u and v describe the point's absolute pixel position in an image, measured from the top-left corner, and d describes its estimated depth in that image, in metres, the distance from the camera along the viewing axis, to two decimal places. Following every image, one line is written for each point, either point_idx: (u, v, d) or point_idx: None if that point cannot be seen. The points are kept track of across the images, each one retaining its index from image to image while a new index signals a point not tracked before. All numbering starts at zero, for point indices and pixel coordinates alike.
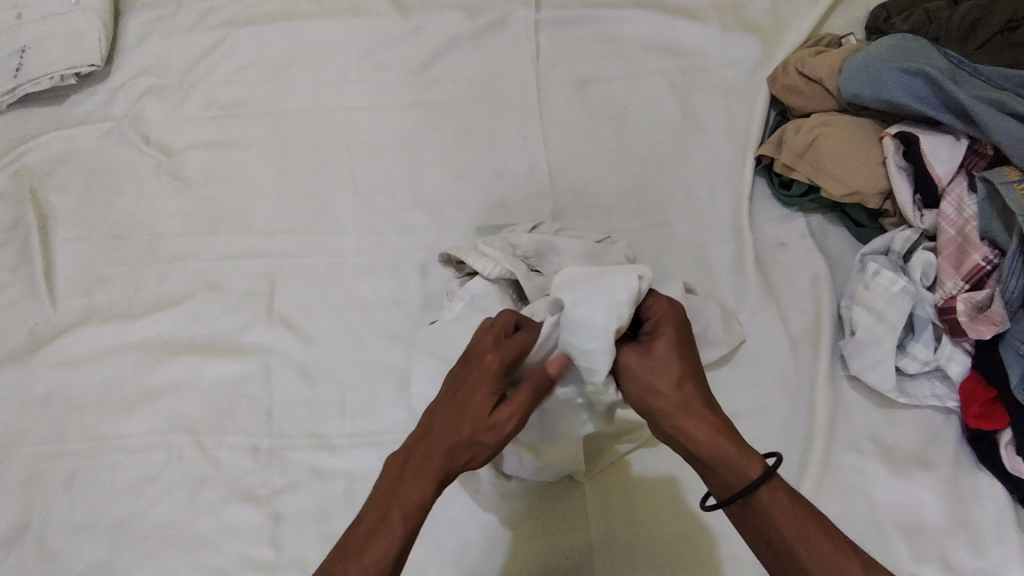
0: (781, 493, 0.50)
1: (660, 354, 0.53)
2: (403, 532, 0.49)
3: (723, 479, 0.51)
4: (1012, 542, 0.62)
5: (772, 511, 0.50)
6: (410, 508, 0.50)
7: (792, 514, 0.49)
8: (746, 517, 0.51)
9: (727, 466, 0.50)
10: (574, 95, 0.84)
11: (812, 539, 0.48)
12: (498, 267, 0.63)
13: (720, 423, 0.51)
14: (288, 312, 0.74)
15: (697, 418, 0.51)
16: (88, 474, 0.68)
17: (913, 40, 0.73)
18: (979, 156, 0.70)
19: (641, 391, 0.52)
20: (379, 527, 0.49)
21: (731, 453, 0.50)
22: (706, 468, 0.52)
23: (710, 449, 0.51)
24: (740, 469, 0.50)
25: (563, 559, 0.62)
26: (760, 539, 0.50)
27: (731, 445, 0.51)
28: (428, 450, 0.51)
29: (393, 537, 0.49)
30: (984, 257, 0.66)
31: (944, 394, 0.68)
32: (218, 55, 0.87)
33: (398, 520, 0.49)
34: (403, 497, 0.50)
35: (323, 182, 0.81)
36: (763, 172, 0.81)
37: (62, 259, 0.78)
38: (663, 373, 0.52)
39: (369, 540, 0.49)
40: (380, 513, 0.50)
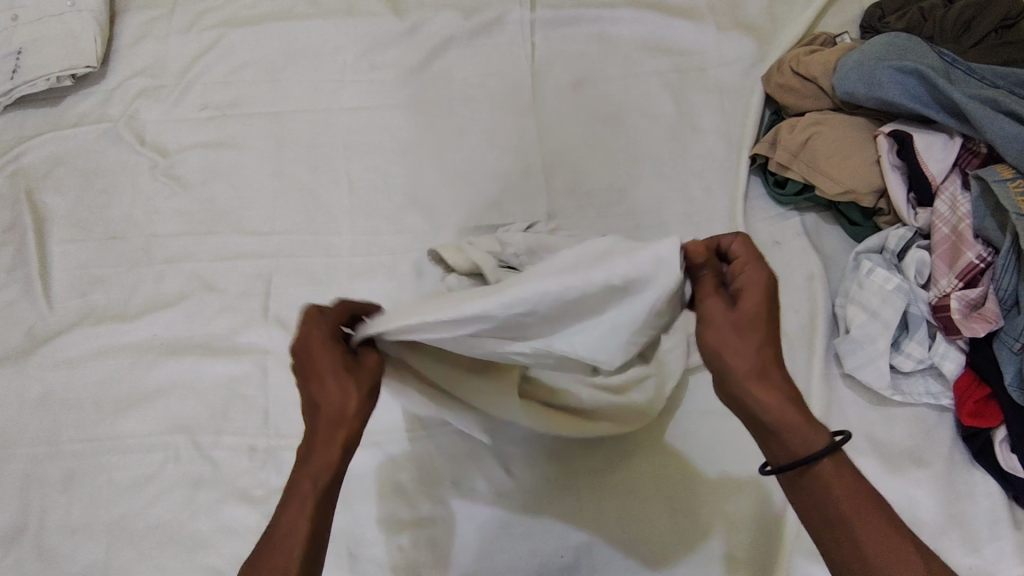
0: (845, 470, 0.46)
1: (748, 311, 0.45)
2: (319, 496, 0.47)
3: (788, 448, 0.46)
4: (1006, 538, 0.63)
5: (834, 487, 0.45)
6: (316, 469, 0.48)
7: (855, 492, 0.45)
8: (800, 489, 0.46)
9: (794, 438, 0.45)
10: (570, 95, 0.84)
11: (872, 521, 0.44)
12: (464, 258, 0.65)
13: (795, 395, 0.46)
14: (284, 312, 0.75)
15: (772, 384, 0.45)
16: (84, 474, 0.68)
17: (907, 39, 0.73)
18: (973, 155, 0.70)
19: (718, 347, 0.45)
20: (292, 499, 0.47)
21: (801, 425, 0.45)
22: (769, 437, 0.46)
23: (781, 420, 0.45)
24: (805, 440, 0.45)
25: (559, 557, 0.63)
26: (817, 515, 0.46)
27: (800, 417, 0.46)
28: (322, 422, 0.48)
29: (308, 500, 0.47)
30: (978, 255, 0.66)
31: (939, 391, 0.68)
32: (214, 55, 0.87)
33: (312, 489, 0.47)
34: (306, 467, 0.48)
35: (319, 182, 0.81)
36: (758, 171, 0.81)
37: (58, 260, 0.78)
38: (748, 331, 0.45)
39: (286, 513, 0.47)
40: (294, 492, 0.47)
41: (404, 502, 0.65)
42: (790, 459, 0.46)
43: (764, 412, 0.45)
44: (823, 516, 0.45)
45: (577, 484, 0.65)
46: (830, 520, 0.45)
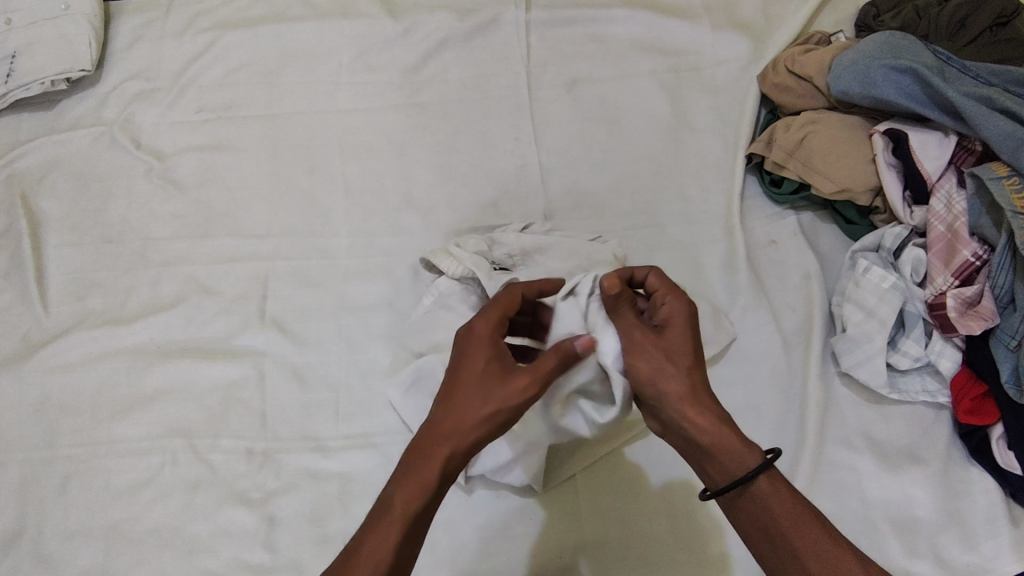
0: (780, 488, 0.50)
1: (670, 340, 0.53)
2: (403, 518, 0.48)
3: (723, 466, 0.51)
4: (1004, 535, 0.63)
5: (772, 507, 0.49)
6: (416, 488, 0.48)
7: (791, 510, 0.49)
8: (741, 510, 0.51)
9: (723, 455, 0.50)
10: (565, 96, 0.84)
11: (809, 535, 0.48)
12: (461, 266, 0.67)
13: (721, 414, 0.51)
14: (281, 315, 0.74)
15: (702, 407, 0.51)
16: (81, 478, 0.68)
17: (901, 37, 0.73)
18: (968, 153, 0.69)
19: (652, 372, 0.52)
20: (384, 514, 0.48)
21: (732, 443, 0.50)
22: (705, 456, 0.51)
23: (711, 439, 0.51)
24: (738, 458, 0.50)
25: (556, 559, 0.62)
26: (759, 533, 0.50)
27: (733, 436, 0.51)
28: (437, 436, 0.50)
29: (399, 522, 0.47)
30: (973, 253, 0.67)
31: (936, 389, 0.68)
32: (209, 58, 0.87)
33: (400, 508, 0.48)
34: (408, 481, 0.49)
35: (315, 184, 0.81)
36: (754, 170, 0.81)
37: (54, 265, 0.78)
38: (677, 356, 0.52)
39: (374, 527, 0.48)
40: (386, 503, 0.49)
41: None
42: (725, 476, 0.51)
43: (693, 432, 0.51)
44: (765, 532, 0.49)
45: (575, 484, 0.65)
46: (771, 538, 0.49)
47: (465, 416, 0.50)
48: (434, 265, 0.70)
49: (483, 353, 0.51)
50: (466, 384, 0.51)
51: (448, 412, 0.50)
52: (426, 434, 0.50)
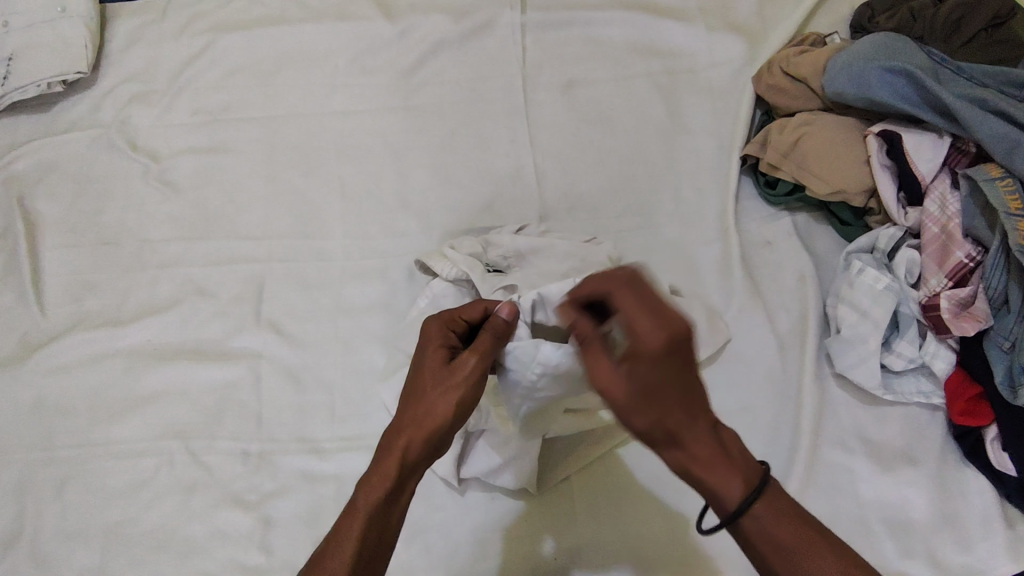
0: (761, 511, 0.46)
1: (626, 391, 0.43)
2: (369, 513, 0.48)
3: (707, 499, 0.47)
4: (999, 536, 0.63)
5: (753, 534, 0.46)
6: (379, 485, 0.49)
7: (774, 537, 0.45)
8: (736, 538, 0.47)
9: (708, 491, 0.46)
10: (560, 98, 0.84)
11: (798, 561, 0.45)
12: (456, 269, 0.68)
13: (702, 446, 0.45)
14: (278, 317, 0.75)
15: (671, 449, 0.45)
16: (78, 480, 0.68)
17: (895, 39, 0.73)
18: (962, 154, 0.70)
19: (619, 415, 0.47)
20: (349, 514, 0.49)
21: (708, 479, 0.46)
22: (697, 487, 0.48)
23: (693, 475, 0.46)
24: (717, 496, 0.46)
25: (551, 560, 0.63)
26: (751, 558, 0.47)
27: (707, 474, 0.45)
28: (397, 430, 0.51)
29: (363, 519, 0.48)
30: (967, 254, 0.67)
31: (930, 390, 0.68)
32: (205, 61, 0.87)
33: (363, 503, 0.49)
34: (370, 479, 0.50)
35: (311, 186, 0.81)
36: (749, 172, 0.81)
37: (51, 267, 0.78)
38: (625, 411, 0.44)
39: (341, 529, 0.48)
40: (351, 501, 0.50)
41: None
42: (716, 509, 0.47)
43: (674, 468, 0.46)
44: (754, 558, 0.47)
45: (569, 486, 0.65)
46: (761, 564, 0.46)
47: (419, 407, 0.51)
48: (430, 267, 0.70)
49: (438, 348, 0.54)
50: (422, 379, 0.52)
51: (406, 409, 0.52)
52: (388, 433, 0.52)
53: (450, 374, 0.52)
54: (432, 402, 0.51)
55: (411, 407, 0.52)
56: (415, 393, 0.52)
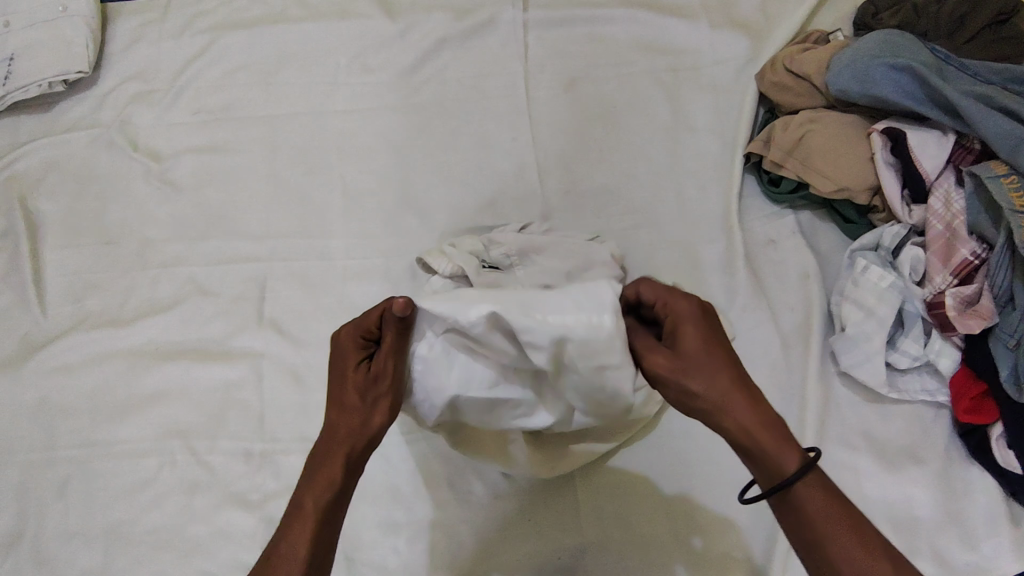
0: (816, 489, 0.47)
1: (690, 345, 0.50)
2: (320, 513, 0.50)
3: (760, 470, 0.49)
4: (1004, 535, 0.62)
5: (804, 505, 0.47)
6: (320, 489, 0.51)
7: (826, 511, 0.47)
8: (784, 513, 0.48)
9: (762, 457, 0.48)
10: (563, 96, 0.84)
11: (846, 540, 0.46)
12: (451, 265, 0.67)
13: (757, 403, 0.49)
14: (279, 316, 0.74)
15: (738, 410, 0.48)
16: (81, 479, 0.68)
17: (899, 35, 0.73)
18: (966, 151, 0.69)
19: (677, 395, 0.50)
20: (296, 517, 0.50)
21: (769, 446, 0.48)
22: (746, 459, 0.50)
23: (749, 436, 0.48)
24: (775, 463, 0.47)
25: (556, 559, 0.62)
26: (794, 534, 0.48)
27: (769, 440, 0.48)
28: (331, 429, 0.53)
29: (310, 520, 0.49)
30: (972, 253, 0.67)
31: (935, 388, 0.68)
32: (207, 60, 0.87)
33: (311, 500, 0.50)
34: (310, 485, 0.51)
35: (313, 185, 0.81)
36: (752, 170, 0.80)
37: (53, 266, 0.78)
38: (694, 374, 0.49)
39: (287, 535, 0.49)
40: (296, 503, 0.51)
41: (399, 503, 0.65)
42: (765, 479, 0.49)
43: (729, 433, 0.49)
44: (795, 528, 0.48)
45: (572, 485, 0.65)
46: (805, 540, 0.47)
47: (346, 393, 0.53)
48: (430, 265, 0.69)
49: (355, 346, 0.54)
50: (343, 374, 0.54)
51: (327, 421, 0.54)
52: (318, 444, 0.53)
53: (368, 384, 0.53)
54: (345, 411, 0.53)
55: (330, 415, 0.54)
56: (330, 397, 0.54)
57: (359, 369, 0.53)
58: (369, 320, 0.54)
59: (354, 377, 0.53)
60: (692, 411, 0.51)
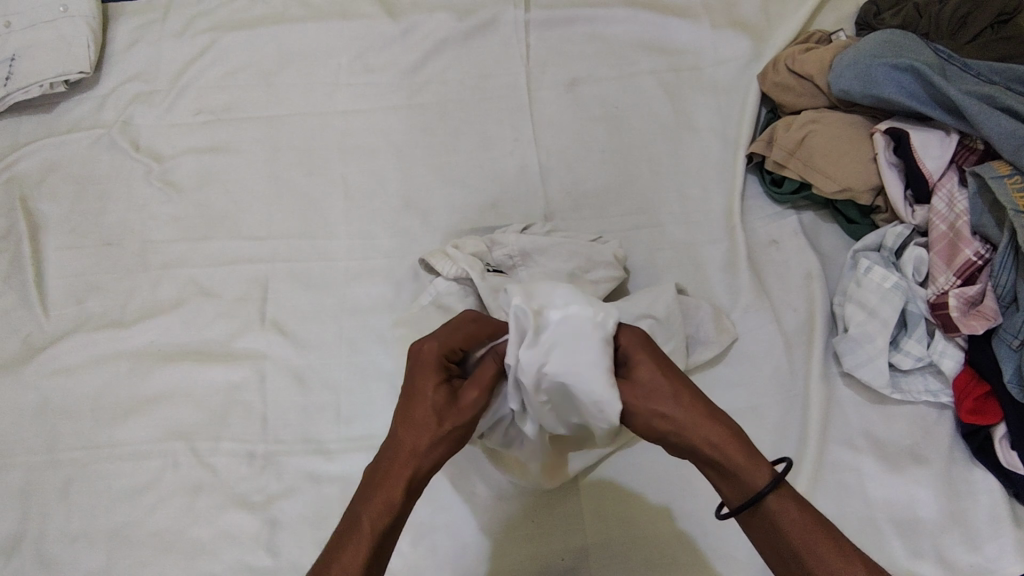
0: (789, 503, 0.48)
1: (643, 372, 0.52)
2: (377, 535, 0.47)
3: (734, 483, 0.49)
4: (1008, 536, 0.62)
5: (777, 518, 0.48)
6: (379, 511, 0.48)
7: (797, 521, 0.47)
8: (756, 526, 0.49)
9: (735, 469, 0.48)
10: (564, 96, 0.84)
11: (817, 548, 0.46)
12: (456, 267, 0.67)
13: (722, 419, 0.50)
14: (281, 317, 0.74)
15: (706, 424, 0.49)
16: (82, 480, 0.68)
17: (903, 35, 0.73)
18: (970, 151, 0.70)
19: (648, 421, 0.51)
20: (350, 537, 0.47)
21: (739, 458, 0.48)
22: (719, 474, 0.50)
23: (718, 449, 0.49)
24: (748, 475, 0.48)
25: (558, 560, 0.62)
26: (766, 544, 0.48)
27: (739, 451, 0.49)
28: (395, 448, 0.51)
29: (367, 541, 0.47)
30: (976, 252, 0.66)
31: (938, 389, 0.68)
32: (208, 60, 0.87)
33: (367, 523, 0.48)
34: (368, 504, 0.49)
35: (315, 185, 0.81)
36: (755, 169, 0.81)
37: (54, 268, 0.78)
38: (659, 396, 0.50)
39: (338, 556, 0.47)
40: (349, 522, 0.49)
41: None
42: (740, 492, 0.49)
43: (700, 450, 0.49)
44: (770, 543, 0.48)
45: (577, 486, 0.65)
46: (777, 549, 0.48)
47: (419, 414, 0.51)
48: (433, 266, 0.69)
49: (434, 364, 0.53)
50: (417, 391, 0.52)
51: (393, 436, 0.51)
52: (378, 463, 0.51)
53: (447, 407, 0.52)
54: (415, 431, 0.51)
55: (398, 433, 0.51)
56: (400, 413, 0.52)
57: (440, 390, 0.52)
58: (454, 343, 0.55)
59: (434, 396, 0.52)
60: (660, 435, 0.51)
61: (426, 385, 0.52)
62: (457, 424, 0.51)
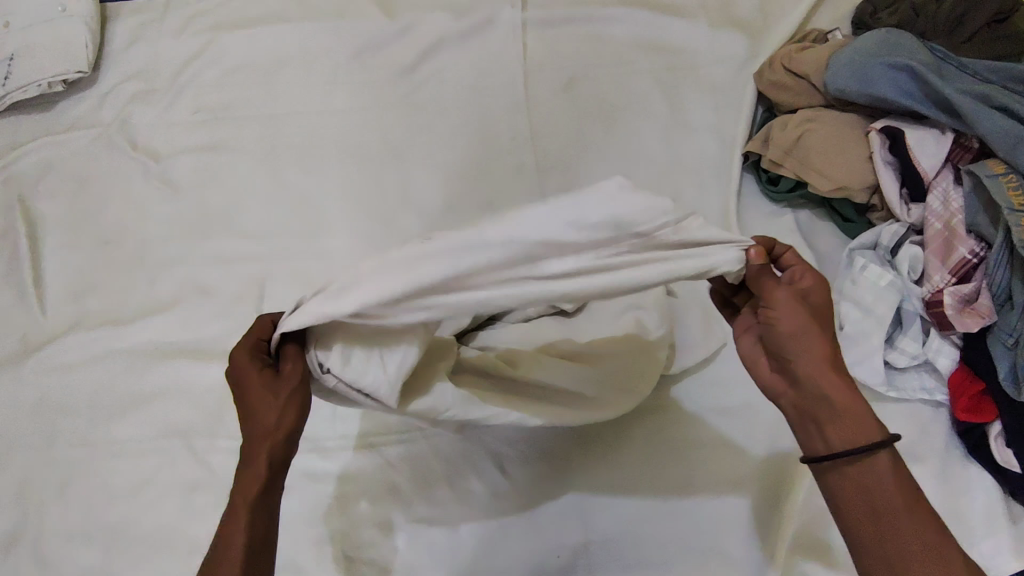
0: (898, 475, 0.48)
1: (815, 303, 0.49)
2: (254, 511, 0.46)
3: (847, 433, 0.48)
4: (1003, 535, 0.63)
5: (882, 484, 0.47)
6: (247, 494, 0.46)
7: (903, 492, 0.47)
8: (848, 482, 0.48)
9: (857, 419, 0.47)
10: (562, 95, 0.84)
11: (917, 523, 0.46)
12: None
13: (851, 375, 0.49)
14: (278, 314, 0.75)
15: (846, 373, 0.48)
16: (79, 478, 0.68)
17: (899, 35, 0.73)
18: (965, 150, 0.70)
19: (796, 332, 0.48)
20: (229, 527, 0.46)
21: (865, 416, 0.48)
22: (831, 417, 0.48)
23: (852, 397, 0.47)
24: (868, 430, 0.47)
25: (554, 558, 0.63)
26: (860, 504, 0.48)
27: (866, 408, 0.48)
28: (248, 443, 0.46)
29: (241, 527, 0.45)
30: (970, 251, 0.67)
31: (933, 387, 0.68)
32: (206, 58, 0.87)
33: (239, 509, 0.46)
34: (236, 494, 0.46)
35: (313, 184, 0.81)
36: (751, 168, 0.81)
37: (52, 266, 0.79)
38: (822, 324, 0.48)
39: (222, 546, 0.45)
40: (227, 515, 0.46)
41: (397, 502, 0.65)
42: (850, 439, 0.47)
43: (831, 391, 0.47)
44: (865, 505, 0.47)
45: (570, 484, 0.65)
46: (872, 511, 0.47)
47: (254, 401, 0.46)
48: None
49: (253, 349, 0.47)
50: (242, 383, 0.46)
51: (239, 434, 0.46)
52: (241, 445, 0.47)
53: (276, 381, 0.46)
54: (258, 419, 0.46)
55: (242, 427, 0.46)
56: (238, 409, 0.47)
57: (261, 371, 0.46)
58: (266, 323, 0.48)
59: (258, 378, 0.46)
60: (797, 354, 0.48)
61: (248, 373, 0.46)
62: (291, 391, 0.46)
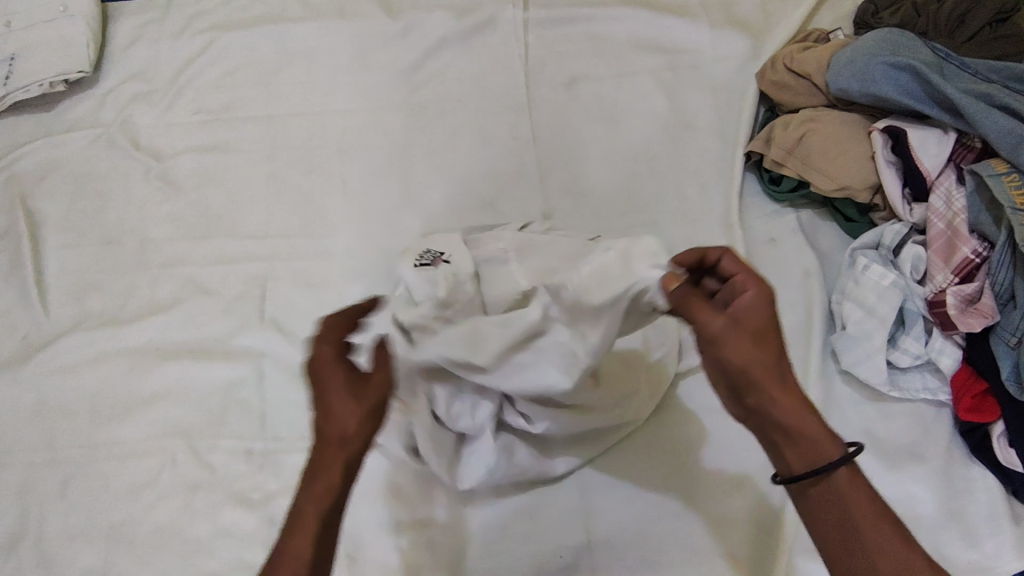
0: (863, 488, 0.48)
1: (751, 320, 0.48)
2: (324, 511, 0.48)
3: (804, 453, 0.48)
4: (1007, 534, 0.62)
5: (850, 499, 0.47)
6: (320, 497, 0.48)
7: (869, 506, 0.47)
8: (815, 499, 0.48)
9: (808, 440, 0.48)
10: (563, 95, 0.84)
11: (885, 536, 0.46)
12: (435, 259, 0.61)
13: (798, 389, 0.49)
14: (280, 314, 0.74)
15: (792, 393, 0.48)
16: (81, 478, 0.68)
17: (901, 35, 0.73)
18: (967, 150, 0.70)
19: (739, 366, 0.48)
20: (298, 524, 0.48)
21: (817, 434, 0.48)
22: (785, 439, 0.49)
23: (798, 418, 0.48)
24: (822, 449, 0.48)
25: (556, 557, 0.62)
26: (830, 522, 0.48)
27: (817, 425, 0.48)
28: (325, 444, 0.49)
29: (312, 526, 0.47)
30: (973, 250, 0.66)
31: (936, 387, 0.68)
32: (208, 58, 0.87)
33: (312, 507, 0.48)
34: (311, 490, 0.48)
35: (314, 184, 0.81)
36: (753, 168, 0.81)
37: (53, 267, 0.78)
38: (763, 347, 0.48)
39: (289, 543, 0.48)
40: (296, 512, 0.48)
41: (399, 502, 0.64)
42: (807, 459, 0.48)
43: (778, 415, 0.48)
44: (836, 521, 0.47)
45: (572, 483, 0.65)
46: (841, 525, 0.47)
47: (338, 407, 0.49)
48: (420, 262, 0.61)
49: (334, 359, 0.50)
50: (325, 388, 0.49)
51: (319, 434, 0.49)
52: (314, 449, 0.50)
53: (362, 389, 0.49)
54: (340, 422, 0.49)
55: (322, 427, 0.49)
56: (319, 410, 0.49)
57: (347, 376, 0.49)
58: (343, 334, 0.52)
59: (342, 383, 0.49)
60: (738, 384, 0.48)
61: (332, 380, 0.49)
62: (377, 398, 0.49)
